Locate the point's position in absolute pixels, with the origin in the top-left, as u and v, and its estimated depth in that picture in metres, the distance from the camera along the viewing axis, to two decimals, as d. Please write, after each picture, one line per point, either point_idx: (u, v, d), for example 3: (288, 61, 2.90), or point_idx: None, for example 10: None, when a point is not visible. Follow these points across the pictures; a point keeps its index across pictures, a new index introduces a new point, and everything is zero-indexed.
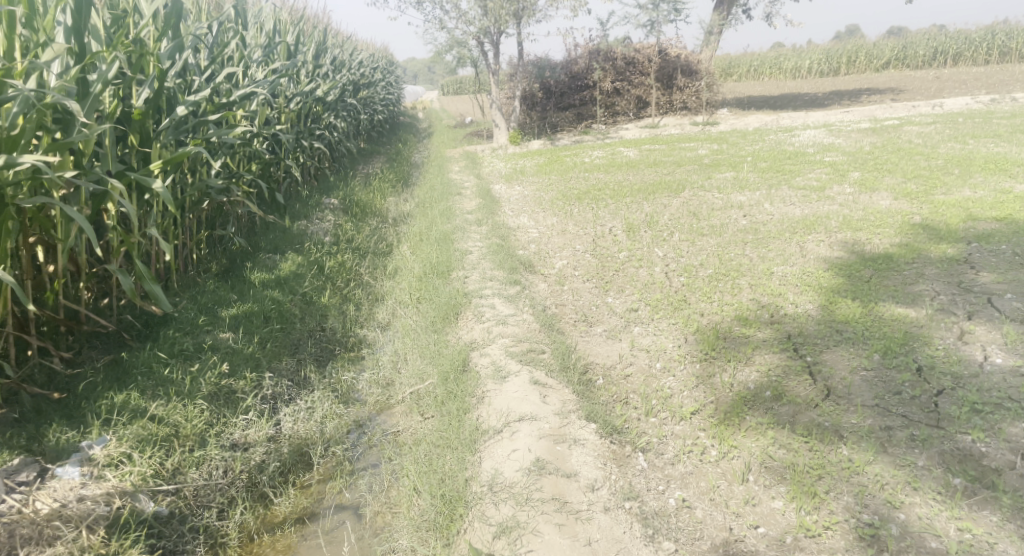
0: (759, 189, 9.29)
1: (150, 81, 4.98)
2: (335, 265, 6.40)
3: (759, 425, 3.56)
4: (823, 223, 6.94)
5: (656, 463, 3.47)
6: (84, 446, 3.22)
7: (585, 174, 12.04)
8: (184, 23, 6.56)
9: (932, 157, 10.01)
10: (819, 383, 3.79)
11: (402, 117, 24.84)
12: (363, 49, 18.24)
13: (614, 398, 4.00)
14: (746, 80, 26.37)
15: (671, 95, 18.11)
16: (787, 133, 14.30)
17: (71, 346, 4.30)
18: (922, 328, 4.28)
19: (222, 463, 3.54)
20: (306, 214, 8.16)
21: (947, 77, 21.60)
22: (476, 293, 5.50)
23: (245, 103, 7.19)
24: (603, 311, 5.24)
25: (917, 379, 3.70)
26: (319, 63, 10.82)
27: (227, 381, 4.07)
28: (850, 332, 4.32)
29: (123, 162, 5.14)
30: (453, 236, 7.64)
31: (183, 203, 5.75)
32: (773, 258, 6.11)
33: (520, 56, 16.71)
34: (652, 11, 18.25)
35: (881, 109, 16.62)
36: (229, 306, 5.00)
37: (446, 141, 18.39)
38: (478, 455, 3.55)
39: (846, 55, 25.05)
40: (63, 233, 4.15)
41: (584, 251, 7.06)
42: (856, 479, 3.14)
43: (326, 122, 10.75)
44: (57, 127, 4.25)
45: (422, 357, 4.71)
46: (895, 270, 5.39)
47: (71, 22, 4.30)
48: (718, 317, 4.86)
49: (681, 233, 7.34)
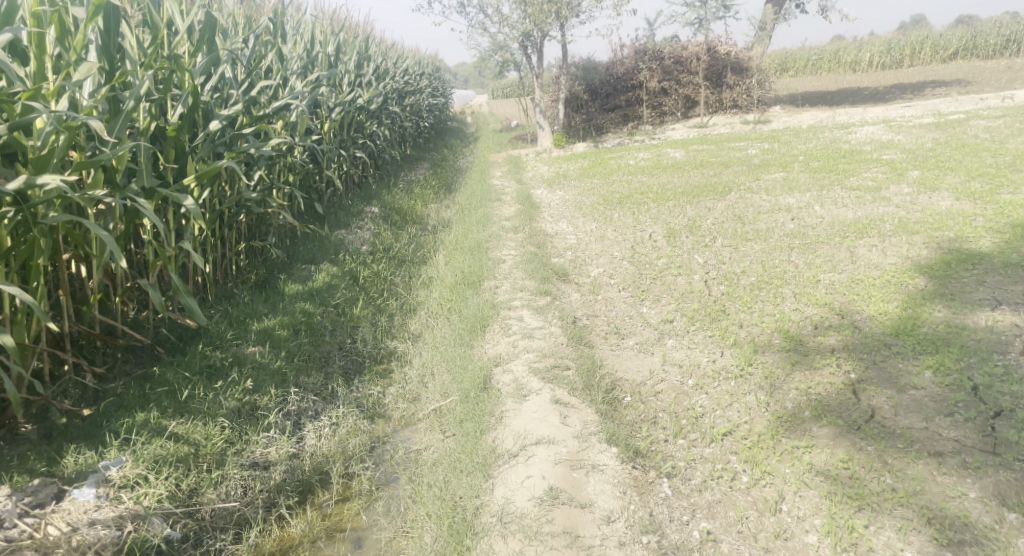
0: (810, 190, 8.91)
1: (184, 97, 4.99)
2: (369, 274, 6.37)
3: (795, 449, 3.34)
4: (876, 226, 6.58)
5: (682, 490, 3.29)
6: (100, 467, 3.25)
7: (628, 177, 11.81)
8: (221, 38, 6.63)
9: (1000, 154, 9.42)
10: (862, 404, 3.53)
11: (450, 122, 25.02)
12: (409, 57, 18.39)
13: (641, 417, 3.82)
14: (802, 75, 25.59)
15: (721, 93, 17.64)
16: (843, 131, 13.74)
17: (106, 361, 4.31)
18: (980, 342, 3.96)
19: (241, 482, 3.56)
20: (345, 223, 8.20)
21: (1019, 68, 20.43)
22: (506, 304, 5.38)
23: (284, 115, 7.24)
24: (636, 322, 5.06)
25: (972, 399, 3.40)
26: (361, 72, 10.89)
27: (251, 397, 4.06)
28: (899, 345, 4.03)
29: (159, 178, 5.17)
30: (489, 244, 7.55)
31: (221, 216, 5.78)
32: (821, 264, 5.80)
33: (564, 58, 16.55)
34: (700, 9, 17.84)
35: (946, 102, 15.84)
36: (259, 319, 4.98)
37: (491, 146, 18.36)
38: (492, 480, 3.43)
39: (910, 47, 24.04)
40: (97, 249, 4.17)
41: (622, 258, 6.88)
42: (899, 511, 2.91)
43: (369, 131, 10.82)
44: (90, 145, 4.26)
45: (448, 372, 4.62)
46: (953, 277, 5.03)
47: (102, 42, 4.35)
48: (758, 329, 4.61)
49: (724, 238, 7.08)
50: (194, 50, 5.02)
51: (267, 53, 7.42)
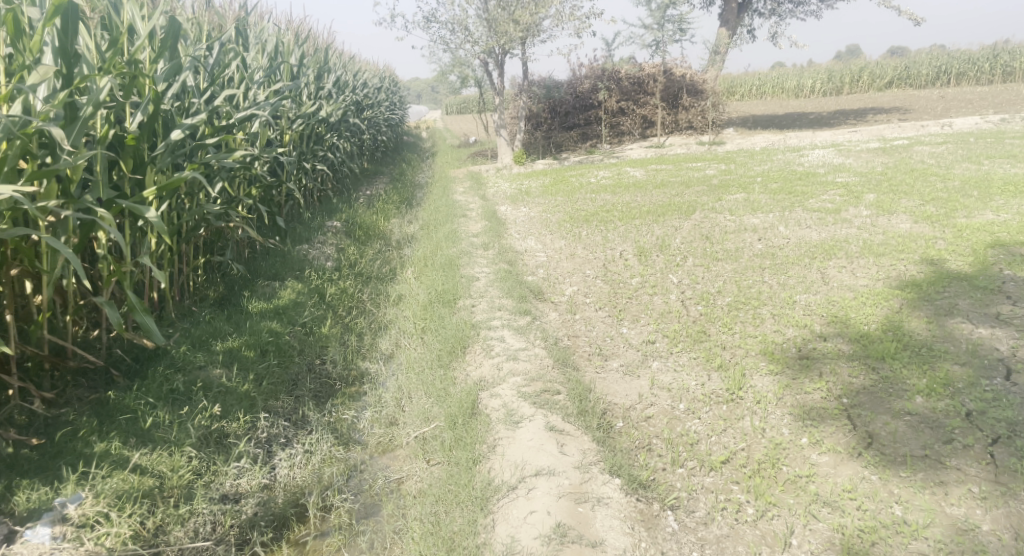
0: (772, 210, 9.02)
1: (145, 105, 4.72)
2: (336, 291, 6.11)
3: (798, 478, 3.31)
4: (842, 247, 6.65)
5: (688, 524, 3.19)
6: (58, 504, 3.02)
7: (591, 194, 11.78)
8: (182, 43, 6.33)
9: (949, 179, 9.73)
10: (859, 429, 3.52)
11: (406, 136, 24.72)
12: (367, 69, 18.07)
13: (637, 444, 3.71)
14: (749, 99, 26.23)
15: (677, 114, 17.94)
16: (796, 153, 14.05)
17: (55, 384, 3.96)
18: (967, 366, 3.97)
19: (211, 517, 3.33)
20: (307, 237, 7.90)
21: (952, 98, 21.38)
22: (485, 324, 5.21)
23: (245, 125, 6.93)
24: (618, 343, 4.96)
25: (968, 425, 3.42)
26: (322, 83, 10.59)
27: (219, 424, 3.80)
28: (887, 368, 4.01)
29: (116, 189, 4.87)
30: (459, 261, 7.36)
31: (179, 229, 5.46)
32: (795, 285, 5.80)
33: (525, 76, 16.55)
34: (657, 31, 18.15)
35: (890, 128, 16.41)
36: (223, 338, 4.66)
37: (450, 161, 18.14)
38: (491, 516, 3.25)
39: (850, 75, 24.93)
40: (50, 265, 3.90)
41: (594, 276, 6.79)
42: (914, 545, 2.90)
43: (329, 143, 10.50)
44: (44, 153, 4.01)
45: (427, 396, 4.42)
46: (927, 299, 5.07)
47: (59, 42, 4.08)
48: (742, 351, 4.55)
49: (694, 258, 7.05)
50: (157, 55, 4.74)
51: (229, 60, 7.11)
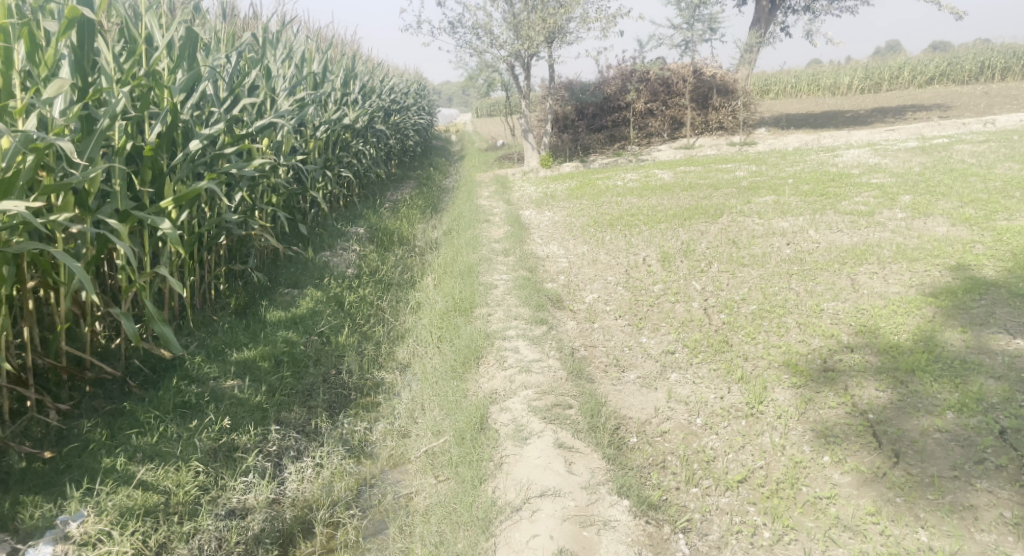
0: (803, 213, 8.77)
1: (163, 116, 4.72)
2: (355, 299, 6.09)
3: (817, 500, 3.17)
4: (874, 252, 6.41)
5: (700, 548, 3.08)
6: (60, 522, 3.03)
7: (617, 198, 11.62)
8: (203, 54, 6.37)
9: (990, 179, 9.37)
10: (884, 448, 3.36)
11: (436, 141, 24.78)
12: (395, 74, 18.16)
13: (650, 461, 3.60)
14: (783, 98, 25.70)
15: (707, 115, 17.65)
16: (830, 153, 13.70)
17: (73, 395, 3.98)
18: (1003, 380, 3.77)
19: (216, 534, 3.31)
20: (330, 244, 7.91)
21: (995, 94, 20.71)
22: (500, 334, 5.13)
23: (267, 133, 6.94)
24: (636, 353, 4.84)
25: (1002, 444, 3.24)
26: (347, 90, 10.61)
27: (228, 437, 3.78)
28: (916, 382, 3.82)
29: (135, 200, 4.89)
30: (479, 268, 7.30)
31: (200, 238, 5.47)
32: (823, 292, 5.60)
33: (551, 78, 16.44)
34: (687, 31, 17.90)
35: (929, 126, 15.91)
36: (239, 348, 4.65)
37: (478, 165, 18.12)
38: (494, 539, 3.17)
39: (888, 71, 24.29)
40: (66, 276, 3.90)
41: (616, 283, 6.66)
42: None
43: (354, 149, 10.51)
44: (60, 166, 4.03)
45: (440, 409, 4.35)
46: (962, 307, 4.84)
47: (74, 56, 4.12)
48: (764, 362, 4.39)
49: (719, 263, 6.88)
50: (174, 65, 4.74)
51: (251, 69, 7.13)
